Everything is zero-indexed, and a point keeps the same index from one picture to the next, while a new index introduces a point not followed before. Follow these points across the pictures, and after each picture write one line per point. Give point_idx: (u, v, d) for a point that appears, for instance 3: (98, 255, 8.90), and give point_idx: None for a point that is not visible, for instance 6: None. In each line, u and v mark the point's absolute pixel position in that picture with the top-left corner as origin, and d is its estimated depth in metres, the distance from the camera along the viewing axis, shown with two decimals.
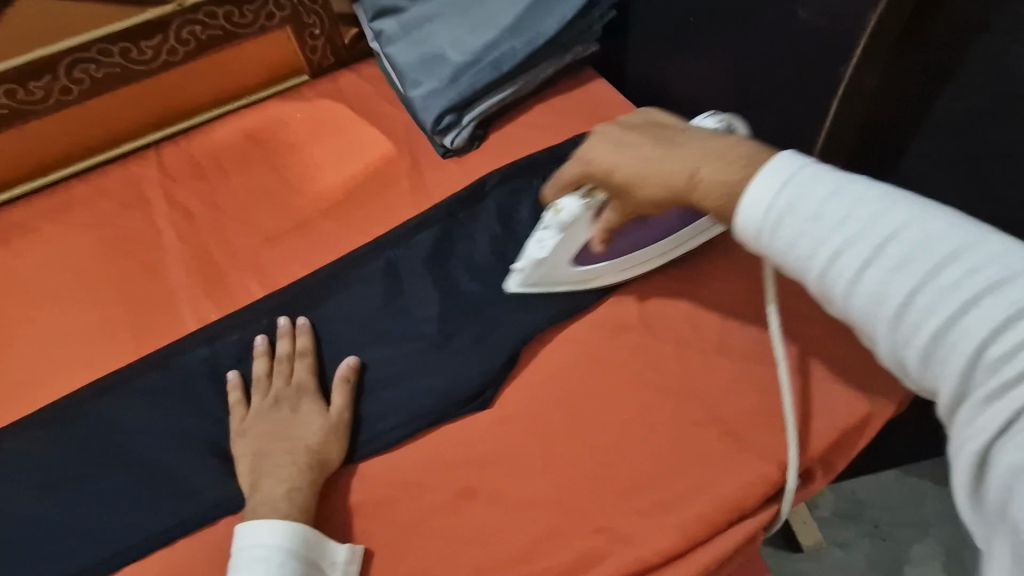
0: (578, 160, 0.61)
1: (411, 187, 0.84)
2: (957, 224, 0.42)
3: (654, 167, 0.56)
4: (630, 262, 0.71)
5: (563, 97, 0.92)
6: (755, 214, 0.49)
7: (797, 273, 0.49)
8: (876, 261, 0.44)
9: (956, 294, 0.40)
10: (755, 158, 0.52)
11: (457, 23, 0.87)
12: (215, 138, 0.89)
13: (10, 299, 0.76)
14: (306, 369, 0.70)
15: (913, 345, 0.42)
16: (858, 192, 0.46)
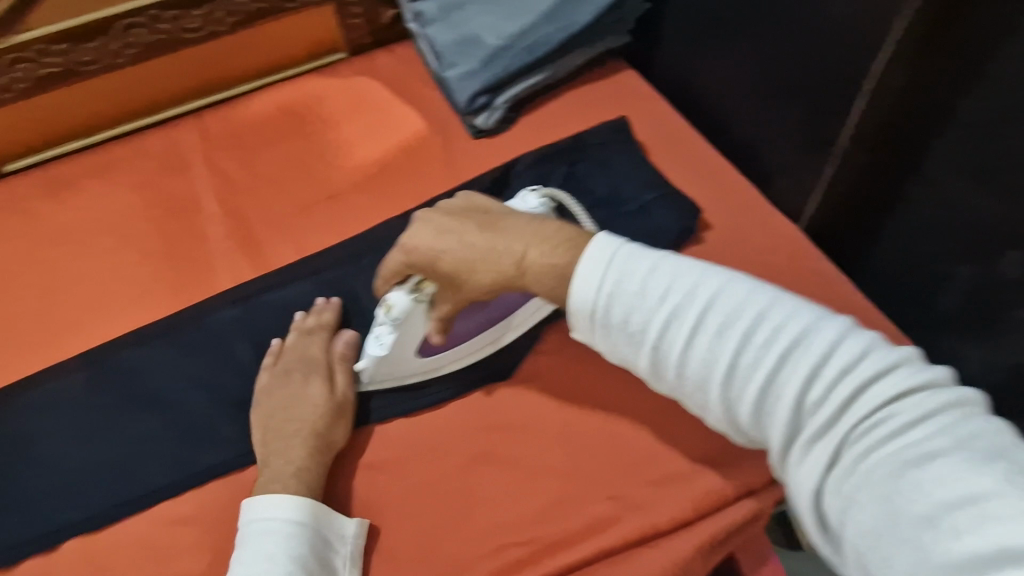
0: (402, 250, 0.60)
1: (442, 164, 0.87)
2: (755, 287, 0.49)
3: (478, 257, 0.58)
4: (480, 343, 0.70)
5: (594, 85, 0.94)
6: (586, 293, 0.52)
7: (627, 350, 0.53)
8: (699, 331, 0.49)
9: (770, 353, 0.46)
10: (569, 240, 0.56)
11: (496, 7, 0.88)
12: (254, 108, 0.92)
13: (57, 249, 0.79)
14: (321, 347, 0.70)
15: (744, 408, 0.47)
16: (672, 266, 0.51)
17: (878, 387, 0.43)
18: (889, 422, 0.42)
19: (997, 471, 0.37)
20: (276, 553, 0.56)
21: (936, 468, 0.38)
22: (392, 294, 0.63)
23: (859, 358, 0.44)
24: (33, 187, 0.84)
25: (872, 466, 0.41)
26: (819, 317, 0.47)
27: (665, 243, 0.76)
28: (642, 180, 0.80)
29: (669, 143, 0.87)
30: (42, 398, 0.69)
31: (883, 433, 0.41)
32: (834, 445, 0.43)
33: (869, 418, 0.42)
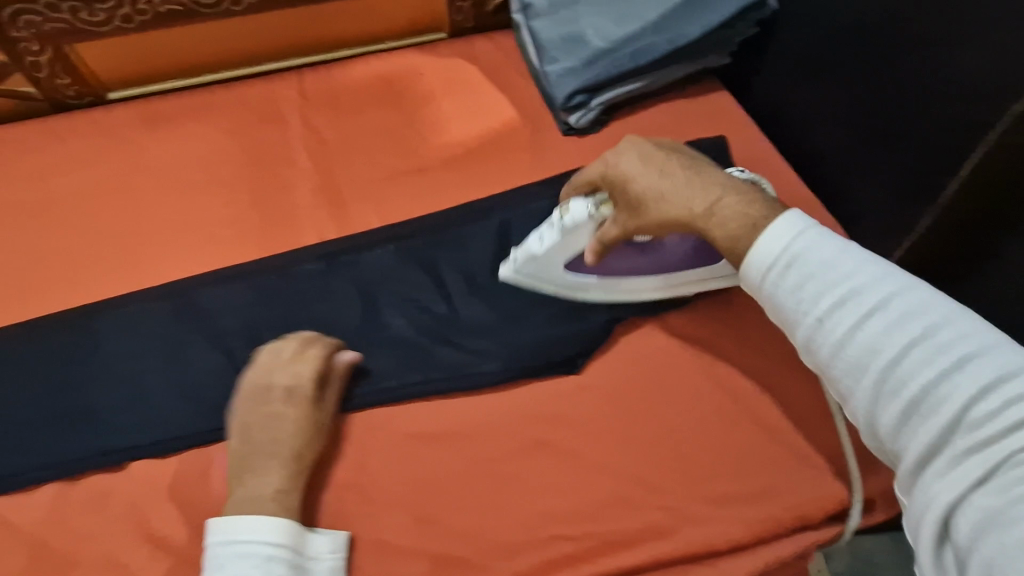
0: (602, 164, 0.64)
1: (529, 156, 0.88)
2: (941, 296, 0.47)
3: (674, 190, 0.60)
4: (616, 285, 0.71)
5: (689, 101, 0.94)
6: (762, 254, 0.52)
7: (787, 320, 0.52)
8: (872, 318, 0.47)
9: (943, 360, 0.44)
10: (762, 201, 0.58)
11: (605, 10, 0.90)
12: (353, 73, 0.93)
13: (148, 180, 0.81)
14: (310, 366, 0.64)
15: (896, 404, 0.45)
16: (858, 255, 0.50)
17: None
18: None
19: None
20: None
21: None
22: (583, 199, 0.64)
23: None
24: (132, 117, 0.86)
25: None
26: (1007, 343, 0.44)
27: None
28: None
29: (756, 171, 0.88)
30: (118, 320, 0.70)
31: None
32: (989, 460, 0.40)
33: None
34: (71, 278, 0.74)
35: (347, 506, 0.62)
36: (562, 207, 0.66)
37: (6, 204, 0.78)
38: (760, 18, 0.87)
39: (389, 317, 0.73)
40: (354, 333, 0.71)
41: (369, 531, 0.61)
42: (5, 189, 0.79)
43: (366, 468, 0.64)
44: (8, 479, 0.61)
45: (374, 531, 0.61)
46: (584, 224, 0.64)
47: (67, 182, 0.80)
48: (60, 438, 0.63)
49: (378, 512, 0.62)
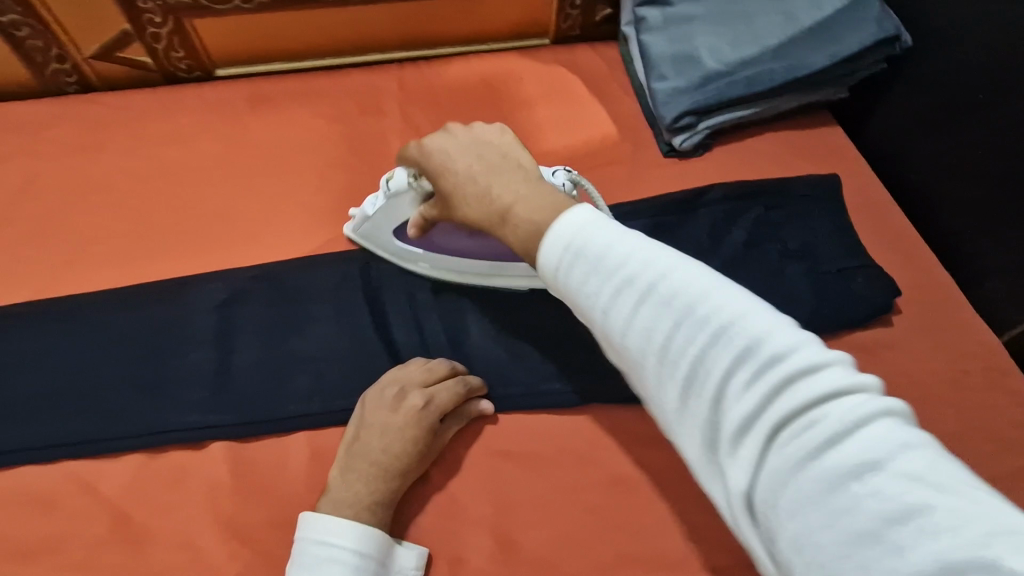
0: (419, 150, 0.61)
1: (626, 173, 0.85)
2: (703, 267, 0.45)
3: (473, 188, 0.57)
4: (450, 265, 0.72)
5: (798, 132, 0.90)
6: (553, 249, 0.49)
7: (581, 312, 0.49)
8: (647, 301, 0.45)
9: (710, 340, 0.42)
10: (558, 205, 0.52)
11: (722, 30, 0.86)
12: (454, 70, 0.92)
13: (249, 159, 0.82)
14: (448, 395, 0.62)
15: (675, 386, 0.43)
16: (638, 239, 0.47)
17: (817, 385, 0.38)
18: (825, 426, 0.37)
19: (949, 499, 0.33)
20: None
21: (879, 482, 0.34)
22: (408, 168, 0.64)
23: (802, 350, 0.39)
24: (238, 95, 0.87)
25: (798, 469, 0.36)
26: (774, 314, 0.42)
27: (851, 315, 0.73)
28: (842, 247, 0.78)
29: (869, 214, 0.83)
30: (210, 296, 0.70)
31: (816, 437, 0.36)
32: (761, 439, 0.38)
33: (804, 416, 0.37)
34: (167, 248, 0.75)
35: (423, 517, 0.61)
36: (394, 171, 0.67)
37: (116, 169, 0.80)
38: (889, 54, 0.82)
39: (476, 326, 0.71)
40: (439, 336, 0.70)
41: (443, 546, 0.60)
42: (115, 154, 0.81)
43: (447, 478, 0.63)
44: (93, 444, 0.61)
45: (451, 548, 0.59)
46: (405, 194, 0.65)
47: (174, 154, 0.81)
48: (144, 408, 0.64)
49: (455, 527, 0.60)
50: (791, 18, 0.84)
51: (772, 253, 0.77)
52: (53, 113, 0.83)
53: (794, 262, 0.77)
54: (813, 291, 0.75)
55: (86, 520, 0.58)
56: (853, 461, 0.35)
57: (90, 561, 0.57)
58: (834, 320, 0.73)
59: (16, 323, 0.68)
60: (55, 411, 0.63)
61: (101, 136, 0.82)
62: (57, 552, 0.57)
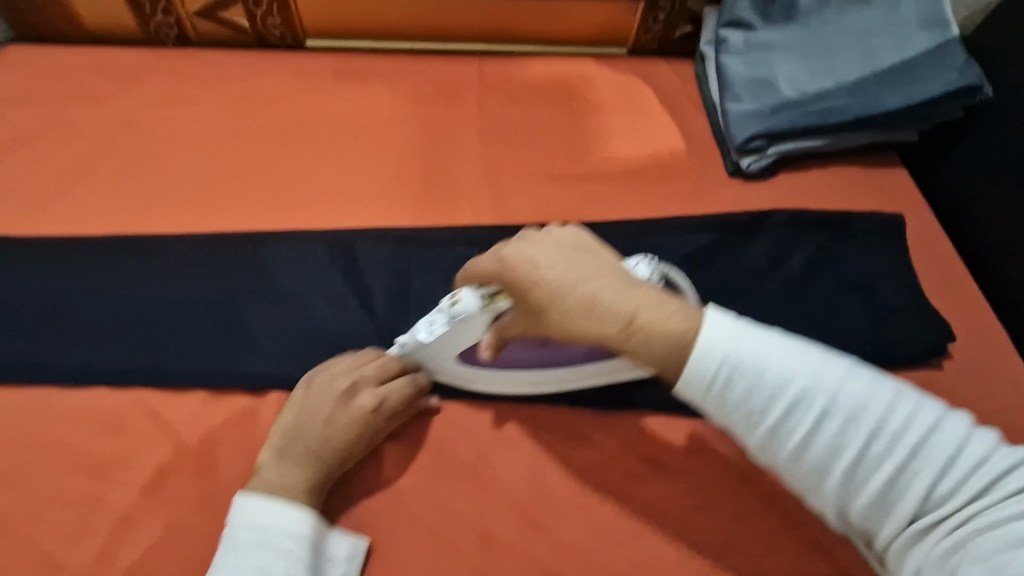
0: (499, 261, 0.54)
1: (691, 188, 0.86)
2: (837, 359, 0.49)
3: (587, 303, 0.51)
4: (522, 378, 0.66)
5: (865, 170, 0.90)
6: (704, 366, 0.48)
7: (738, 428, 0.49)
8: (824, 419, 0.47)
9: (876, 438, 0.46)
10: (682, 307, 0.51)
11: (801, 61, 0.88)
12: (534, 69, 0.95)
13: (330, 128, 0.85)
14: (398, 397, 0.63)
15: (863, 497, 0.47)
16: (783, 344, 0.49)
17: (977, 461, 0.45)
18: (996, 501, 0.44)
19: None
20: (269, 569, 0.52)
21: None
22: (476, 290, 0.58)
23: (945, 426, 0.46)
24: (325, 66, 0.90)
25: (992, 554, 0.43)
26: (910, 396, 0.48)
27: (901, 354, 0.74)
28: (900, 287, 0.79)
29: (928, 258, 0.84)
30: (283, 254, 0.73)
31: (995, 517, 0.43)
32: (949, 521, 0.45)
33: (974, 495, 0.44)
34: (245, 203, 0.78)
35: (462, 490, 0.62)
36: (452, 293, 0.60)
37: (204, 121, 0.83)
38: (968, 102, 0.82)
39: None
40: None
41: (481, 522, 0.61)
42: (205, 107, 0.84)
43: (490, 457, 0.64)
44: (160, 377, 0.65)
45: (483, 523, 0.61)
46: (475, 318, 0.59)
47: (260, 114, 0.85)
48: (210, 350, 0.67)
49: (490, 504, 0.62)
50: (872, 57, 0.85)
51: (828, 284, 0.78)
52: (151, 61, 0.87)
53: (848, 295, 0.78)
54: (864, 326, 0.75)
55: (150, 445, 0.62)
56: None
57: (151, 483, 0.60)
58: (885, 357, 0.73)
59: (100, 254, 0.72)
60: (129, 341, 0.67)
61: (193, 89, 0.86)
62: (121, 470, 0.61)
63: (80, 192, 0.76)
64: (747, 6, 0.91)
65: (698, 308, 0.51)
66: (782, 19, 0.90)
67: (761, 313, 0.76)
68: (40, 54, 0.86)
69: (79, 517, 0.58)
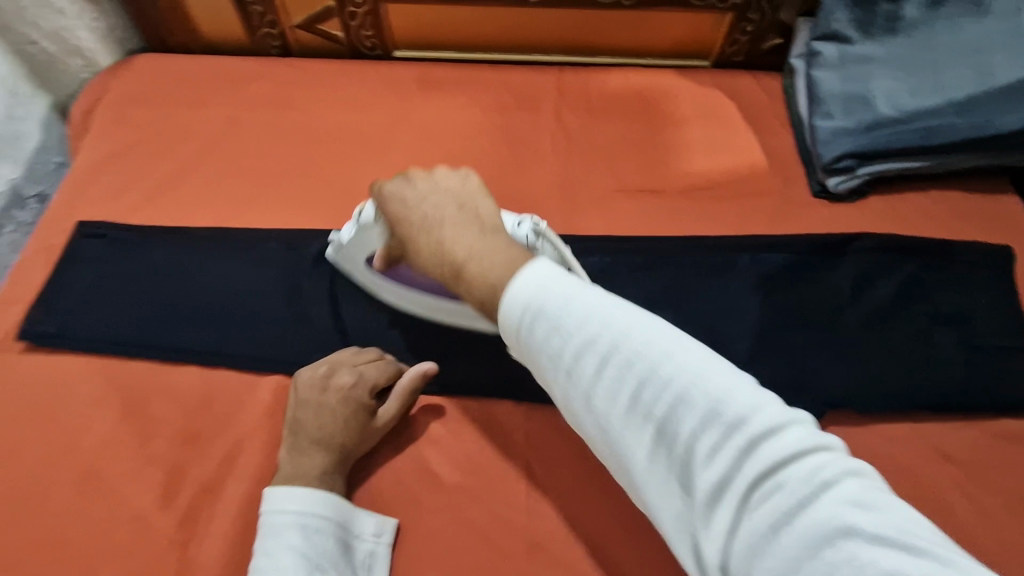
0: (379, 198, 0.61)
1: (771, 207, 0.83)
2: (654, 322, 0.45)
3: (430, 241, 0.55)
4: (415, 297, 0.72)
5: (971, 195, 0.83)
6: (515, 305, 0.46)
7: (542, 372, 0.47)
8: (609, 365, 0.44)
9: (669, 404, 0.42)
10: (511, 257, 0.51)
11: (902, 76, 0.82)
12: (612, 80, 0.94)
13: (412, 135, 0.89)
14: (376, 373, 0.67)
15: (640, 456, 0.43)
16: (600, 292, 0.47)
17: (777, 445, 0.39)
18: (788, 487, 0.38)
19: (917, 558, 0.34)
20: (298, 547, 0.57)
21: (853, 550, 0.35)
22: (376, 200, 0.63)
23: (753, 402, 0.41)
24: (411, 75, 0.94)
25: (763, 533, 0.38)
26: (730, 372, 0.42)
27: (997, 400, 0.68)
28: (1002, 325, 0.72)
29: None
30: None
31: (779, 499, 0.38)
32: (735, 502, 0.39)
33: (771, 480, 0.39)
34: (330, 202, 0.83)
35: (514, 495, 0.64)
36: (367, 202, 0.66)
37: (299, 126, 0.90)
38: None
39: None
40: None
41: (530, 528, 0.62)
42: (301, 113, 0.91)
43: (542, 466, 0.66)
44: (249, 361, 0.71)
45: (531, 530, 0.62)
46: (373, 226, 0.65)
47: (349, 119, 0.90)
48: (292, 341, 0.73)
49: (540, 512, 0.63)
50: (985, 73, 0.78)
51: (920, 316, 0.73)
52: (255, 69, 0.95)
53: (940, 329, 0.72)
54: (956, 364, 0.70)
55: (235, 423, 0.68)
56: (824, 529, 0.36)
57: (232, 457, 0.66)
58: (978, 402, 0.68)
59: (202, 245, 0.79)
60: (223, 325, 0.74)
61: (289, 95, 0.93)
62: (207, 443, 0.67)
63: (190, 189, 0.84)
64: (844, 17, 0.85)
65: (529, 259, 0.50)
66: (884, 32, 0.84)
67: (837, 343, 0.72)
68: (161, 61, 0.96)
69: (168, 482, 0.65)
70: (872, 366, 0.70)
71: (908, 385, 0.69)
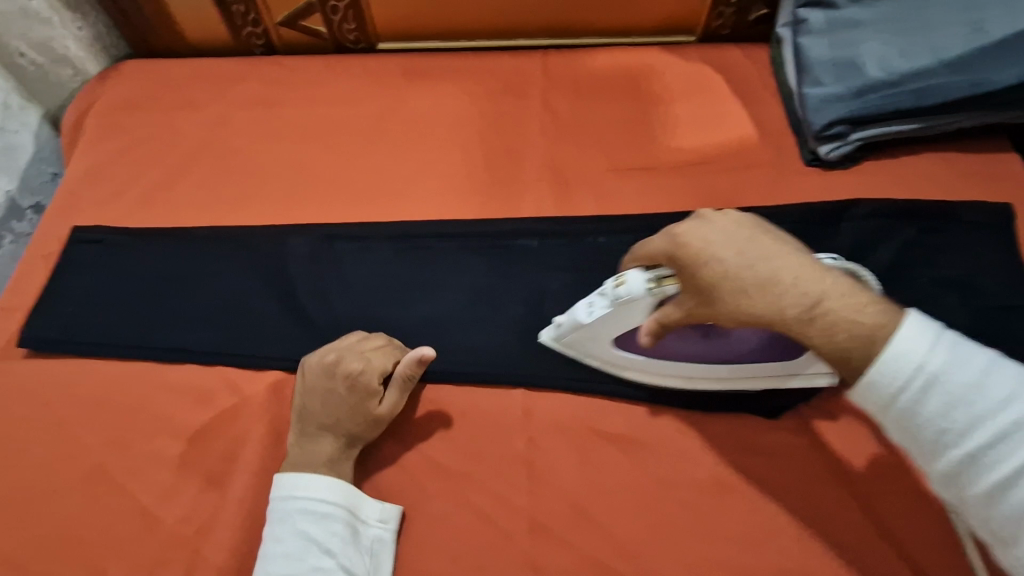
0: (668, 240, 0.52)
1: (764, 179, 0.82)
2: (994, 360, 0.45)
3: (764, 283, 0.48)
4: (672, 369, 0.65)
5: (968, 155, 0.82)
6: (895, 361, 0.45)
7: (868, 406, 0.47)
8: (952, 404, 0.44)
9: (1018, 440, 0.42)
10: (867, 301, 0.47)
11: (892, 38, 0.81)
12: (600, 60, 0.94)
13: (400, 125, 0.89)
14: (384, 359, 0.66)
15: (981, 490, 0.43)
16: (941, 330, 0.46)
17: None
18: None
19: None
20: (305, 534, 0.58)
21: None
22: (642, 271, 0.55)
23: None
24: (397, 66, 0.94)
25: None
26: None
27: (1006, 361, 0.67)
28: (1003, 286, 0.71)
29: None
30: (355, 249, 0.78)
31: None
32: None
33: None
34: (322, 197, 0.83)
35: (515, 477, 0.64)
36: (618, 275, 0.57)
37: (286, 123, 0.90)
38: None
39: None
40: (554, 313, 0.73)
41: (531, 508, 0.63)
42: (288, 110, 0.91)
43: (542, 447, 0.66)
44: (246, 357, 0.72)
45: (532, 510, 0.62)
46: (640, 300, 0.56)
47: (336, 113, 0.90)
48: (289, 335, 0.73)
49: (541, 492, 0.63)
50: (977, 31, 0.77)
51: (919, 280, 0.72)
52: (241, 68, 0.95)
53: (944, 292, 0.71)
54: (960, 326, 0.69)
55: (234, 419, 0.68)
56: None
57: (232, 451, 0.67)
58: None
59: (196, 245, 0.79)
60: (221, 324, 0.74)
61: (277, 92, 0.93)
62: (207, 440, 0.67)
63: (182, 191, 0.85)
64: None
65: (885, 305, 0.47)
66: None
67: None
68: (148, 66, 0.97)
69: (170, 480, 0.65)
70: None
71: None
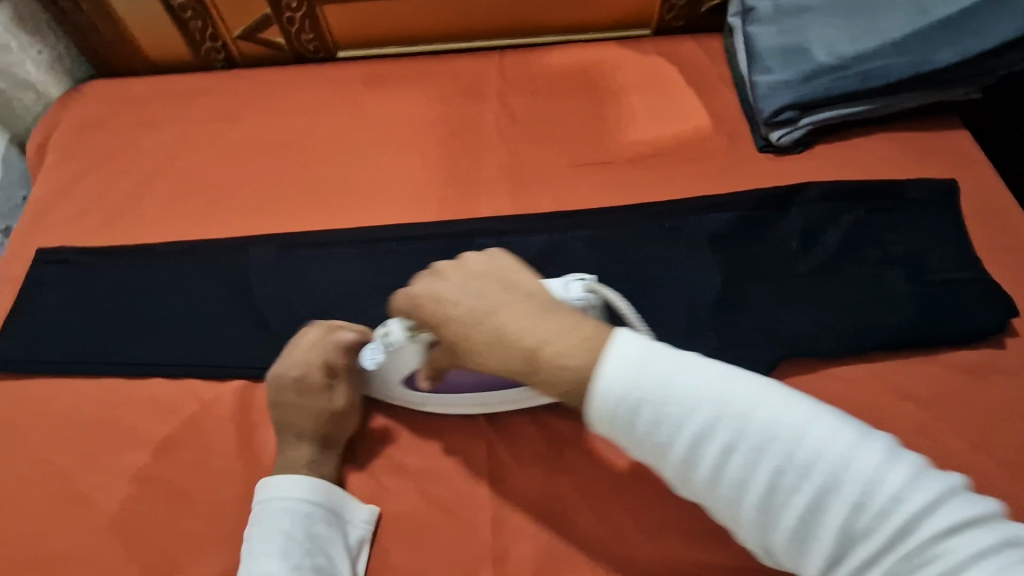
0: (408, 299, 0.55)
1: (718, 167, 0.83)
2: (755, 385, 0.47)
3: (490, 334, 0.51)
4: (467, 399, 0.67)
5: (919, 133, 0.83)
6: (625, 406, 0.47)
7: (650, 457, 0.49)
8: (727, 447, 0.46)
9: (787, 469, 0.45)
10: (591, 336, 0.50)
11: (838, 22, 0.82)
12: (555, 58, 0.95)
13: (361, 132, 0.90)
14: (343, 362, 0.67)
15: (761, 524, 0.46)
16: (700, 365, 0.48)
17: (901, 498, 0.42)
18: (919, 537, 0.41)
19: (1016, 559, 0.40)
20: (292, 531, 0.58)
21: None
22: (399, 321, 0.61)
23: (869, 458, 0.43)
24: (357, 73, 0.96)
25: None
26: (837, 427, 0.45)
27: (957, 334, 0.68)
28: (954, 260, 0.72)
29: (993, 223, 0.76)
30: (317, 256, 0.79)
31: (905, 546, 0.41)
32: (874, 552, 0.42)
33: (899, 534, 0.42)
34: (285, 206, 0.84)
35: (479, 471, 0.65)
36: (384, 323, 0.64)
37: (249, 135, 0.91)
38: None
39: None
40: None
41: (495, 501, 0.64)
42: (250, 122, 0.92)
43: (504, 441, 0.67)
44: (212, 367, 0.73)
45: (496, 503, 0.64)
46: (404, 344, 0.61)
47: (298, 123, 0.91)
48: (254, 344, 0.74)
49: (504, 485, 0.65)
50: (920, 11, 0.78)
51: (870, 259, 0.73)
52: (201, 83, 0.96)
53: (895, 269, 0.73)
54: (912, 302, 0.70)
55: (202, 428, 0.70)
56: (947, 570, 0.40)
57: (200, 460, 0.68)
58: (935, 337, 0.69)
59: (161, 260, 0.81)
60: (186, 336, 0.75)
61: (238, 105, 0.94)
62: (177, 450, 0.69)
63: (146, 207, 0.86)
64: None
65: (607, 334, 0.50)
66: None
67: (790, 293, 0.72)
68: (110, 86, 0.98)
69: (141, 490, 0.67)
70: (827, 312, 0.70)
71: (864, 327, 0.69)
